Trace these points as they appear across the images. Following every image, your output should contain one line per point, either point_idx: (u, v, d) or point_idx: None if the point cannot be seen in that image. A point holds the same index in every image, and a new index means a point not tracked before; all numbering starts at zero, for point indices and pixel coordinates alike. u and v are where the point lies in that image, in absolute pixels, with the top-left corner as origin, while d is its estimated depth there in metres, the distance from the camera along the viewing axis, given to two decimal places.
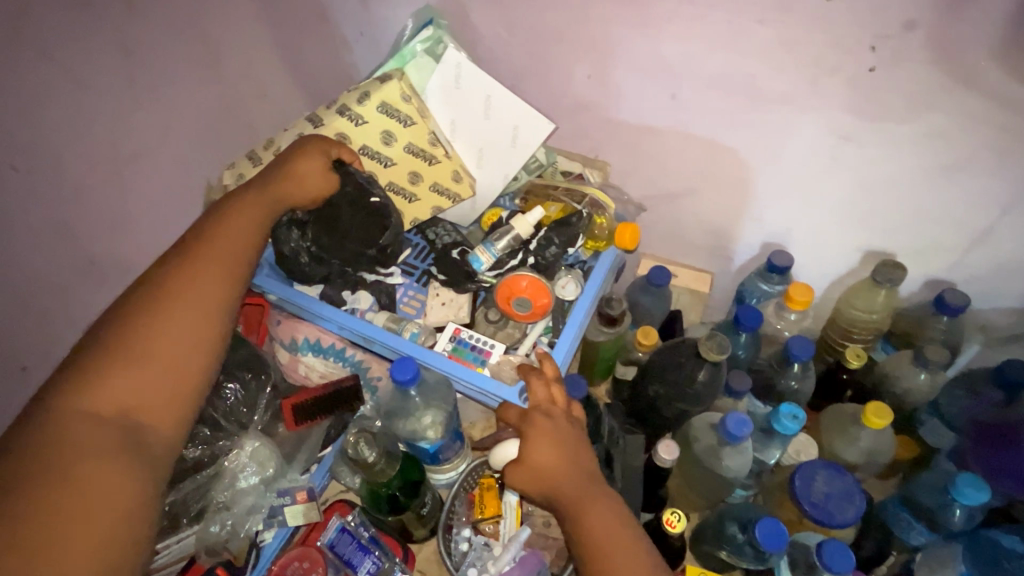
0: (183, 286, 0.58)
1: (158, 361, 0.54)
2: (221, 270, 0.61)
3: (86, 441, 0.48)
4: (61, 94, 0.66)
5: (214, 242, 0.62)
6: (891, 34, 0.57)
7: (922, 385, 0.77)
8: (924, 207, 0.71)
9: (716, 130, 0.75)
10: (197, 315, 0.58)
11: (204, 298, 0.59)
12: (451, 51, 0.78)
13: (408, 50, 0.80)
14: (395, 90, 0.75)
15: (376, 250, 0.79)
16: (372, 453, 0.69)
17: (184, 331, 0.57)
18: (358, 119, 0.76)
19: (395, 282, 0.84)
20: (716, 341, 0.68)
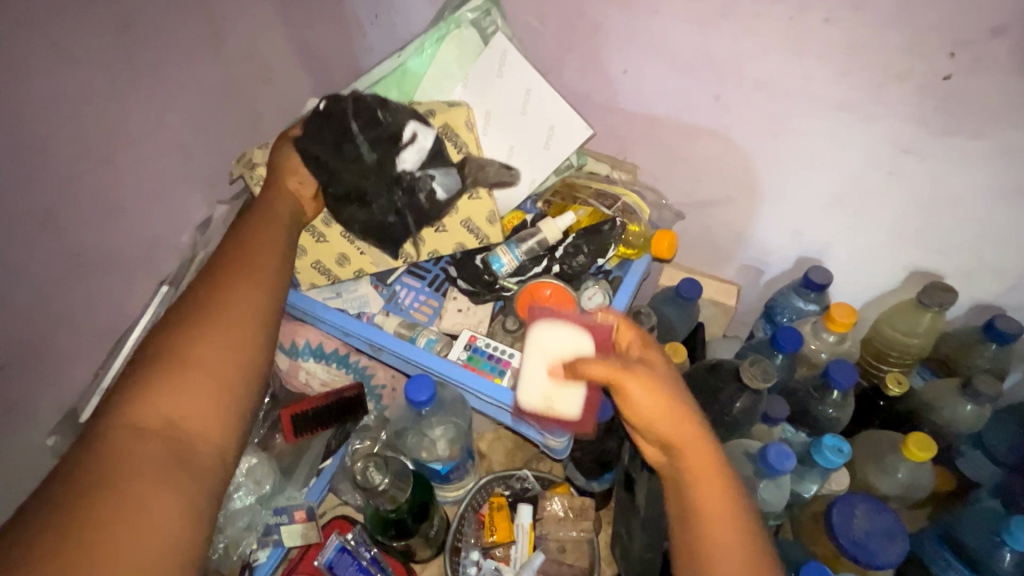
0: (228, 290, 0.52)
1: (200, 368, 0.48)
2: (264, 270, 0.55)
3: (134, 461, 0.42)
4: (51, 68, 0.59)
5: (253, 242, 0.57)
6: (975, 40, 0.53)
7: (967, 417, 0.72)
8: (984, 228, 0.66)
9: (763, 136, 0.69)
10: (245, 317, 0.51)
11: (249, 299, 0.52)
12: (500, 37, 0.73)
13: (453, 20, 0.75)
14: (461, 116, 0.70)
15: (371, 140, 0.65)
16: (383, 479, 0.63)
17: (229, 334, 0.50)
18: (389, 109, 0.67)
19: (427, 133, 0.67)
20: (760, 367, 0.62)
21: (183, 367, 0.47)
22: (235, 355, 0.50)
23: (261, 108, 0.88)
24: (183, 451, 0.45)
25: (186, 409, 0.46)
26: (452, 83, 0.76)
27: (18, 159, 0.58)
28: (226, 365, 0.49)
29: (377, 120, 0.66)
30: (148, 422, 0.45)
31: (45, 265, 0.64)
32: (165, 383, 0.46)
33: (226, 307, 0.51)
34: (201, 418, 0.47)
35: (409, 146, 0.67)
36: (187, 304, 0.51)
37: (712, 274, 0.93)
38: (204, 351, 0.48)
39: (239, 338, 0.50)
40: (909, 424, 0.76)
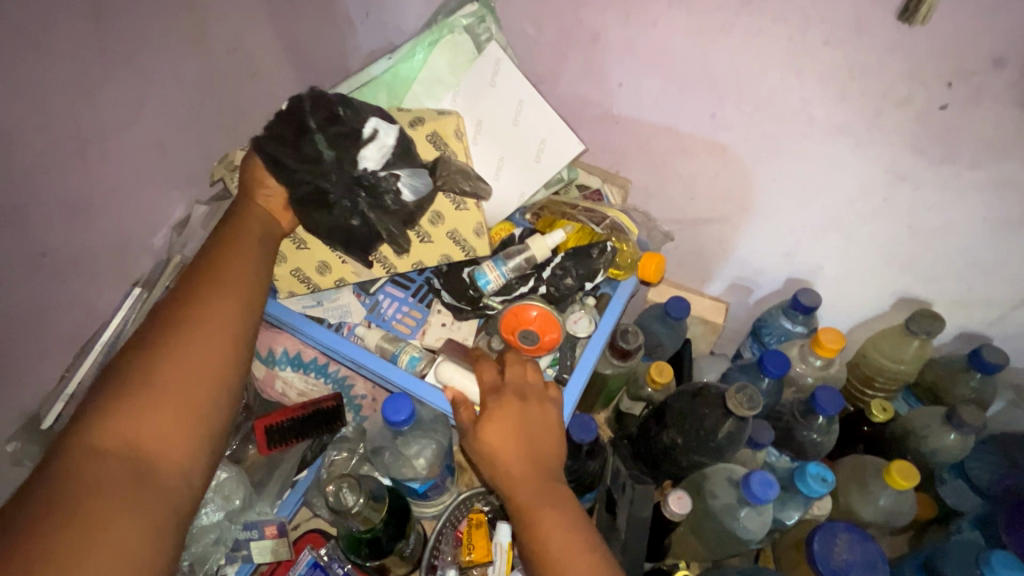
0: (201, 306, 0.50)
1: (169, 387, 0.45)
2: (240, 289, 0.53)
3: (95, 488, 0.39)
4: (18, 59, 0.56)
5: (230, 259, 0.55)
6: (975, 70, 0.52)
7: (951, 445, 0.71)
8: (974, 258, 0.66)
9: (756, 156, 0.69)
10: (221, 337, 0.50)
11: (224, 319, 0.50)
12: (494, 46, 0.71)
13: (448, 24, 0.72)
14: (451, 124, 0.68)
15: (330, 137, 0.61)
16: (356, 501, 0.60)
17: (201, 355, 0.48)
18: (351, 107, 0.62)
19: (390, 129, 0.63)
20: (746, 394, 0.61)
21: (152, 388, 0.45)
22: (209, 377, 0.47)
23: (245, 105, 0.85)
24: (146, 472, 0.42)
25: (152, 433, 0.44)
26: (443, 90, 0.74)
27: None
28: (197, 387, 0.47)
29: (334, 115, 0.61)
30: (109, 442, 0.42)
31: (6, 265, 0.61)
32: (130, 404, 0.44)
33: (200, 328, 0.49)
34: (168, 443, 0.44)
35: (368, 142, 0.62)
36: (158, 321, 0.49)
37: (701, 290, 0.92)
38: (173, 373, 0.46)
39: (212, 360, 0.48)
40: (895, 450, 0.76)
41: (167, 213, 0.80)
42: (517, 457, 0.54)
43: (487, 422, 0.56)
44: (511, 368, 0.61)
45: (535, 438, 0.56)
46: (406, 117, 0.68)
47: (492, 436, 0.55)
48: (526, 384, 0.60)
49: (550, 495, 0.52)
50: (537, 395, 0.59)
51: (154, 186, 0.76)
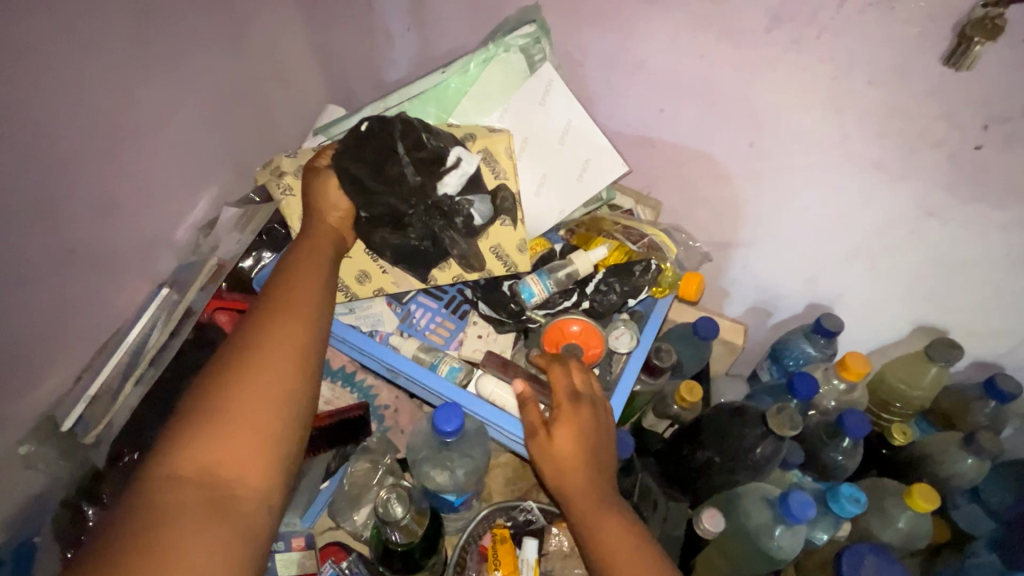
0: (272, 325, 0.50)
1: (242, 407, 0.45)
2: (306, 310, 0.53)
3: (174, 517, 0.39)
4: (65, 53, 0.55)
5: (296, 281, 0.56)
6: (1007, 117, 0.55)
7: (967, 471, 0.73)
8: (994, 290, 0.69)
9: (789, 187, 0.72)
10: (289, 355, 0.49)
11: (294, 340, 0.50)
12: (547, 67, 0.73)
13: (502, 44, 0.73)
14: (502, 142, 0.69)
15: (416, 163, 0.64)
16: (403, 511, 0.60)
17: (274, 376, 0.47)
18: (436, 134, 0.66)
19: (470, 159, 0.66)
20: (786, 415, 0.63)
21: (224, 410, 0.45)
22: (282, 396, 0.47)
23: (275, 111, 0.87)
24: (222, 495, 0.42)
25: (227, 458, 0.43)
26: (491, 107, 0.75)
27: (20, 144, 0.53)
28: (267, 406, 0.46)
29: (418, 141, 0.65)
30: (186, 468, 0.42)
31: (30, 260, 0.59)
32: (205, 432, 0.44)
33: (272, 349, 0.49)
34: (243, 466, 0.44)
35: (449, 169, 0.65)
36: (231, 346, 0.49)
37: (720, 312, 0.95)
38: (247, 395, 0.46)
39: (284, 379, 0.48)
40: (911, 473, 0.78)
41: (196, 215, 0.79)
42: (580, 468, 0.55)
43: (555, 429, 0.57)
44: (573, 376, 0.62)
45: (598, 448, 0.57)
46: (457, 132, 0.70)
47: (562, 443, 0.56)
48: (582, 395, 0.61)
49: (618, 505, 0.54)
50: (598, 403, 0.60)
51: (184, 186, 0.75)
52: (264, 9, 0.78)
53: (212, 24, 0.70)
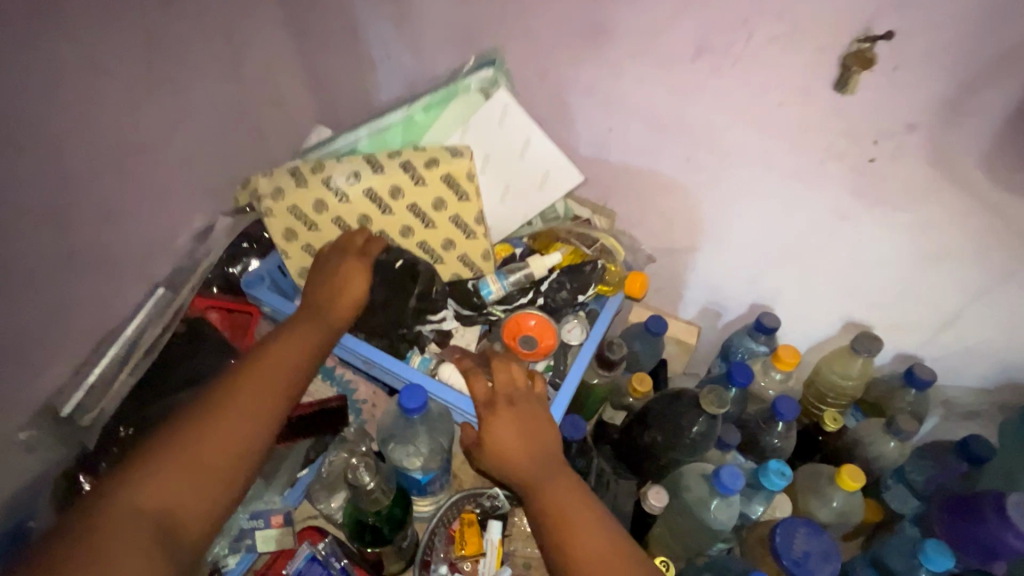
0: (245, 390, 0.61)
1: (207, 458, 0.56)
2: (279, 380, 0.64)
3: (115, 542, 0.48)
4: (78, 78, 0.63)
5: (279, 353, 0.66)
6: (893, 132, 0.64)
7: (891, 453, 0.82)
8: (906, 286, 0.77)
9: (725, 195, 0.81)
10: (256, 419, 0.60)
11: (261, 406, 0.61)
12: (502, 92, 0.81)
13: (462, 84, 0.82)
14: (463, 167, 0.78)
15: (418, 300, 0.79)
16: (371, 480, 0.68)
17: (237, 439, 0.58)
18: (419, 179, 0.78)
19: (450, 327, 0.81)
20: (716, 394, 0.72)
21: (191, 456, 0.55)
22: (238, 455, 0.58)
23: (268, 131, 0.95)
24: (171, 531, 0.52)
25: (176, 500, 0.53)
26: (453, 128, 0.83)
27: (35, 155, 0.61)
28: (227, 462, 0.57)
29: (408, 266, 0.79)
30: (149, 503, 0.52)
31: (39, 257, 0.66)
32: (165, 472, 0.54)
33: (236, 414, 0.59)
34: (193, 512, 0.54)
35: (431, 319, 0.80)
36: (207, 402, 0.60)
37: (676, 314, 1.03)
38: (209, 451, 0.56)
39: (241, 444, 0.58)
40: (845, 456, 0.85)
41: (191, 222, 0.86)
42: (518, 455, 0.63)
43: (489, 427, 0.65)
44: (498, 376, 0.70)
45: (532, 433, 0.65)
46: (421, 158, 0.78)
47: (499, 436, 0.65)
48: (514, 388, 0.69)
49: (559, 469, 0.62)
50: (522, 394, 0.69)
51: (181, 197, 0.83)
52: (258, 38, 0.87)
53: (209, 51, 0.79)
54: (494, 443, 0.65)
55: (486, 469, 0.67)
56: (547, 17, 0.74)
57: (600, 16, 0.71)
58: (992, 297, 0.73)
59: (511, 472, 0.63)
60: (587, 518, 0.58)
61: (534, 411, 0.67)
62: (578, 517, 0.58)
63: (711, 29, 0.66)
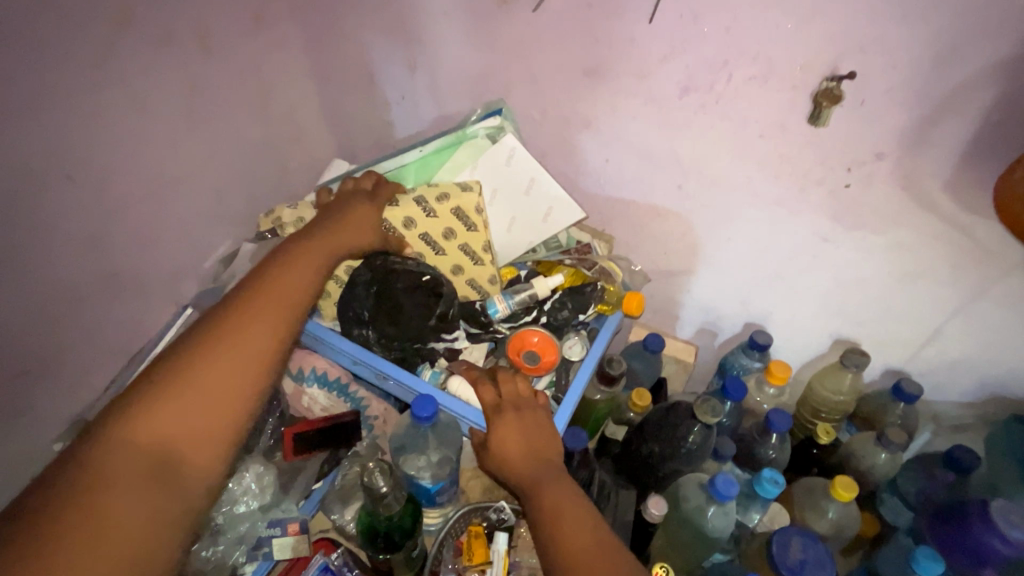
0: (243, 319, 0.59)
1: (204, 388, 0.54)
2: (280, 308, 0.63)
3: (113, 478, 0.46)
4: (128, 117, 0.71)
5: (279, 277, 0.65)
6: (863, 161, 0.71)
7: (883, 464, 0.85)
8: (888, 303, 0.82)
9: (716, 221, 0.86)
10: (256, 346, 0.58)
11: (262, 332, 0.60)
12: (508, 136, 0.88)
13: (470, 131, 0.90)
14: (472, 201, 0.85)
15: (440, 317, 0.84)
16: (384, 484, 0.72)
17: (240, 361, 0.57)
18: (431, 212, 0.84)
19: (462, 346, 0.85)
20: (710, 404, 0.77)
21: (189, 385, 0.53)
22: (240, 379, 0.56)
23: (291, 163, 1.03)
24: (172, 462, 0.50)
25: (181, 426, 0.52)
26: (463, 167, 0.91)
27: (87, 185, 0.68)
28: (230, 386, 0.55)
29: (418, 275, 0.83)
30: (144, 437, 0.50)
31: (82, 277, 0.72)
32: (166, 400, 0.52)
33: (240, 336, 0.58)
34: (196, 443, 0.52)
35: (443, 337, 0.85)
36: (205, 329, 0.58)
37: (673, 334, 1.07)
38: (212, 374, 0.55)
39: (246, 369, 0.57)
40: (840, 469, 0.89)
41: (217, 247, 0.93)
42: (522, 457, 0.69)
43: (496, 433, 0.72)
44: (505, 387, 0.76)
45: (535, 439, 0.71)
46: (434, 194, 0.84)
47: (506, 442, 0.71)
48: (518, 398, 0.76)
49: (558, 471, 0.67)
50: (527, 404, 0.75)
51: (210, 224, 0.90)
52: (284, 82, 0.96)
53: (241, 93, 0.87)
54: (501, 447, 0.71)
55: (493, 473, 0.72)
56: (547, 60, 0.82)
57: (594, 58, 0.78)
58: (968, 312, 0.78)
59: (514, 472, 0.69)
60: (579, 511, 0.62)
61: (538, 419, 0.74)
62: (572, 510, 0.61)
63: (694, 69, 0.73)
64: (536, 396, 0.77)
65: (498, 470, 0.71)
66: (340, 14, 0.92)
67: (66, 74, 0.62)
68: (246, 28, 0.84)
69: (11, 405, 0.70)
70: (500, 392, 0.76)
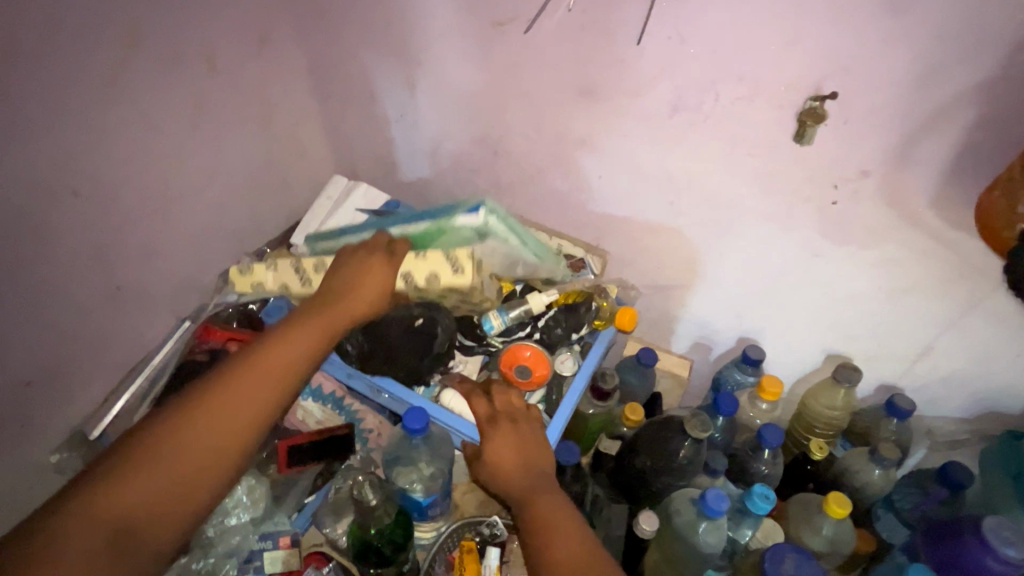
0: (239, 386, 0.58)
1: (183, 459, 0.53)
2: (281, 376, 0.61)
3: (62, 553, 0.45)
4: (134, 135, 0.73)
5: (286, 342, 0.64)
6: (851, 178, 0.72)
7: (876, 480, 0.85)
8: (881, 320, 0.83)
9: (708, 236, 0.88)
10: (247, 418, 0.57)
11: (255, 402, 0.58)
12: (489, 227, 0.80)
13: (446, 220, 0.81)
14: (463, 281, 0.78)
15: (433, 357, 0.82)
16: (375, 497, 0.73)
17: (221, 438, 0.55)
18: (420, 288, 0.80)
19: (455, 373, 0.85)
20: (699, 419, 0.77)
21: (166, 455, 0.52)
22: (220, 453, 0.55)
23: (291, 179, 1.05)
24: (128, 537, 0.48)
25: (147, 504, 0.50)
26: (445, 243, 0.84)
27: (92, 201, 0.70)
28: (213, 459, 0.54)
29: (412, 319, 0.81)
30: (106, 510, 0.48)
31: (85, 291, 0.73)
32: (140, 473, 0.51)
33: (228, 406, 0.57)
34: (158, 518, 0.50)
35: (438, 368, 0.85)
36: (198, 391, 0.57)
37: (669, 348, 1.08)
38: (191, 451, 0.53)
39: (231, 440, 0.56)
40: (835, 485, 0.88)
41: (217, 261, 0.95)
42: (514, 468, 0.69)
43: (488, 444, 0.72)
44: (497, 398, 0.77)
45: (528, 450, 0.72)
46: (422, 272, 0.79)
47: (499, 452, 0.71)
48: (511, 409, 0.76)
49: (550, 485, 0.67)
50: (520, 416, 0.76)
51: (211, 239, 0.92)
52: (286, 101, 0.98)
53: (246, 112, 0.90)
54: (494, 459, 0.71)
55: (487, 486, 0.72)
56: (543, 79, 0.84)
57: (587, 79, 0.80)
58: (959, 329, 0.78)
59: (506, 483, 0.69)
60: (569, 523, 0.61)
61: (531, 430, 0.74)
62: (564, 523, 0.61)
63: (684, 89, 0.75)
64: (529, 407, 0.78)
65: (490, 482, 0.71)
66: (342, 36, 0.94)
67: (74, 95, 0.64)
68: (250, 49, 0.86)
69: (11, 417, 0.71)
70: (493, 404, 0.77)
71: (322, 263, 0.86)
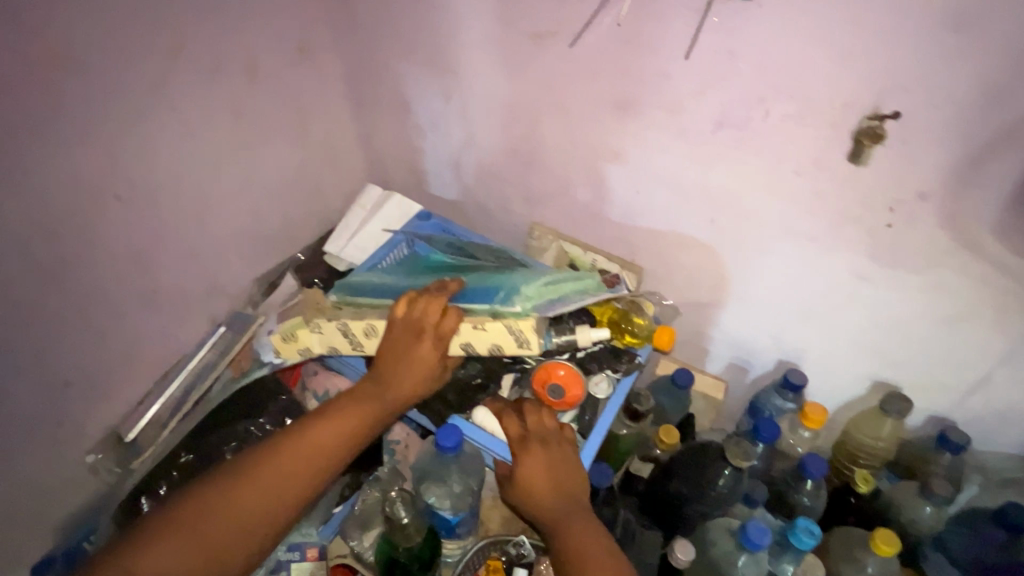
0: (274, 467, 0.61)
1: (209, 535, 0.56)
2: (314, 462, 0.63)
3: None
4: (174, 142, 0.74)
5: (324, 427, 0.65)
6: (905, 200, 0.69)
7: (927, 517, 0.82)
8: (931, 349, 0.79)
9: (748, 256, 0.85)
10: (272, 501, 0.59)
11: (283, 487, 0.60)
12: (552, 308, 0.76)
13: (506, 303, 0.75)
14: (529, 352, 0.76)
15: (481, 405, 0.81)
16: (406, 514, 0.74)
17: (251, 522, 0.58)
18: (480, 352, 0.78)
19: None
20: (742, 447, 0.76)
21: (198, 528, 0.56)
22: (245, 534, 0.57)
23: (324, 186, 1.05)
24: None
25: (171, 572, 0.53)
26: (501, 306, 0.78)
27: (132, 206, 0.71)
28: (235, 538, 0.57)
29: (470, 378, 0.82)
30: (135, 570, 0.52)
31: (123, 294, 0.74)
32: (170, 543, 0.54)
33: (258, 488, 0.59)
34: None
35: None
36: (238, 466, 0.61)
37: (703, 368, 1.05)
38: (215, 535, 0.56)
39: (255, 522, 0.58)
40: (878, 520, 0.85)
41: (252, 267, 0.96)
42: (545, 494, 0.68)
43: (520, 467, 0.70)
44: (529, 418, 0.75)
45: (561, 477, 0.70)
46: (485, 344, 0.75)
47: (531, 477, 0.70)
48: (543, 431, 0.74)
49: (581, 514, 0.65)
50: (553, 438, 0.73)
51: (246, 245, 0.92)
52: (322, 110, 0.98)
53: (282, 120, 0.90)
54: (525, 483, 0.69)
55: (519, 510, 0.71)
56: (580, 92, 0.82)
57: (627, 92, 0.79)
58: (1018, 362, 0.74)
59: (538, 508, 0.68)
60: (602, 557, 0.59)
61: (565, 453, 0.72)
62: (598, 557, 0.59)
63: (729, 106, 0.72)
64: (562, 428, 0.75)
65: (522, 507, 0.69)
66: (378, 47, 0.94)
67: (119, 102, 0.65)
68: (289, 58, 0.87)
69: (49, 417, 0.72)
70: (525, 424, 0.75)
71: (374, 327, 0.79)
